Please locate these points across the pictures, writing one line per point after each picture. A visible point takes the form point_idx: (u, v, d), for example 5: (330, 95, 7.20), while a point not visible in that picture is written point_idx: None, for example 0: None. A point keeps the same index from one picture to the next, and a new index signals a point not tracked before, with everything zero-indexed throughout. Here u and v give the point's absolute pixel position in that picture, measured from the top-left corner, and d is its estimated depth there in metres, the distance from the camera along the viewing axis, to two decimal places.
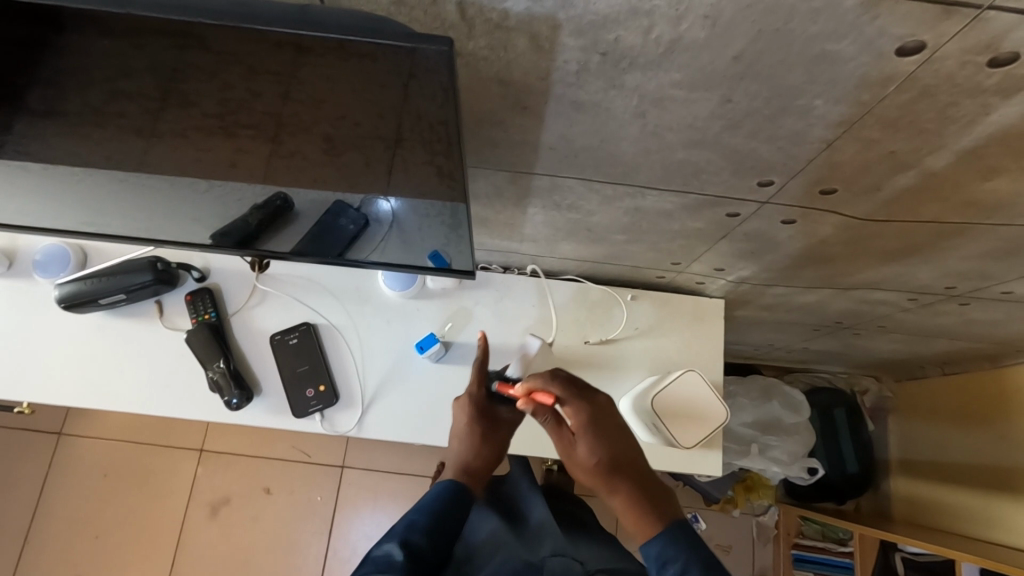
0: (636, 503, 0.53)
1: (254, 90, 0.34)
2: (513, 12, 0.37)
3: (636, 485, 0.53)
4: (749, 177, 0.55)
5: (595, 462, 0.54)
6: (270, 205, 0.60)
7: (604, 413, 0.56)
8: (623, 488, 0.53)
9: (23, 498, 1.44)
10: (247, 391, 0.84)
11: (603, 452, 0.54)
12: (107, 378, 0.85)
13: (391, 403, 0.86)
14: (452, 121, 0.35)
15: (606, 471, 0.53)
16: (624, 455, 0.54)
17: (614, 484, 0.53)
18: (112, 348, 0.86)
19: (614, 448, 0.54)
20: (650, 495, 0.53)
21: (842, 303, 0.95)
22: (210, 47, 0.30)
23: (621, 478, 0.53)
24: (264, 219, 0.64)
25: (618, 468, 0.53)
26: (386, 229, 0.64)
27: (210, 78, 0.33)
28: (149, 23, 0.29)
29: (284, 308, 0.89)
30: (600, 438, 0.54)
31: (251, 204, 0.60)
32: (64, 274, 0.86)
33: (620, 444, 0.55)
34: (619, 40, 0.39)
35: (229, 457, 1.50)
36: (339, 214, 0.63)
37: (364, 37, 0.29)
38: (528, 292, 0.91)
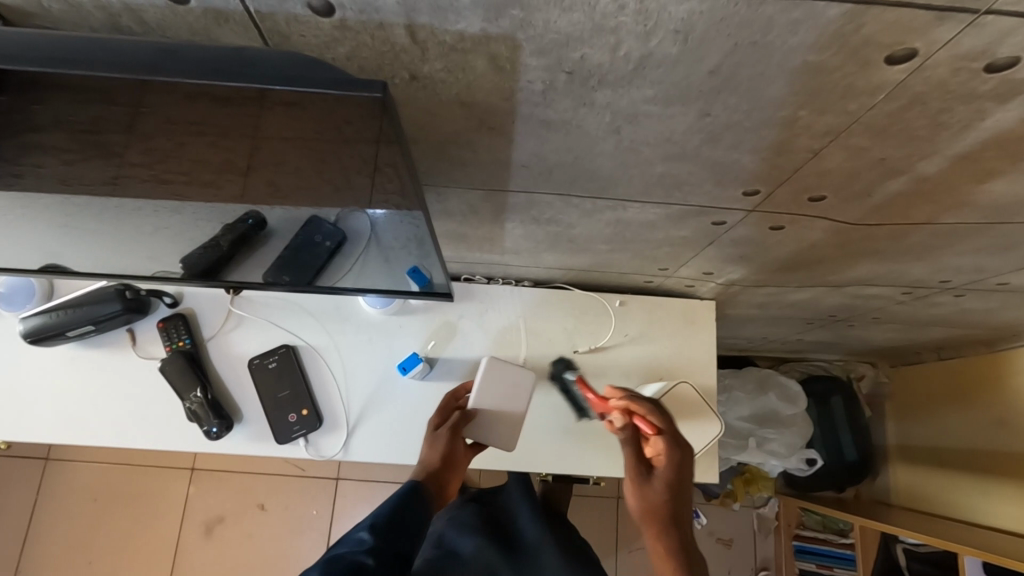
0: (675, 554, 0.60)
1: (181, 135, 0.32)
2: (468, 33, 0.34)
3: (680, 535, 0.61)
4: (734, 187, 0.52)
5: (660, 501, 0.63)
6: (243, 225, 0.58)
7: (685, 478, 0.65)
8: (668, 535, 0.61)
9: (13, 526, 1.41)
10: (227, 420, 0.81)
11: (665, 496, 0.63)
12: (81, 412, 0.82)
13: (377, 424, 0.83)
14: (400, 156, 0.33)
15: (666, 516, 0.62)
16: (677, 514, 0.63)
17: (667, 528, 0.61)
18: (84, 381, 0.83)
19: (675, 499, 0.63)
20: (689, 553, 0.60)
21: (835, 298, 0.93)
22: (126, 99, 0.29)
23: (673, 527, 0.61)
24: (236, 242, 0.61)
25: (672, 520, 0.62)
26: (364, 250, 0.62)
27: (131, 126, 0.31)
28: (56, 78, 0.27)
29: (262, 331, 0.86)
30: (672, 485, 0.64)
31: (223, 225, 0.58)
32: (29, 306, 0.83)
33: (681, 493, 0.64)
34: (585, 59, 0.36)
35: (222, 475, 1.47)
36: (313, 232, 0.58)
37: (290, 85, 0.27)
38: (514, 302, 0.88)
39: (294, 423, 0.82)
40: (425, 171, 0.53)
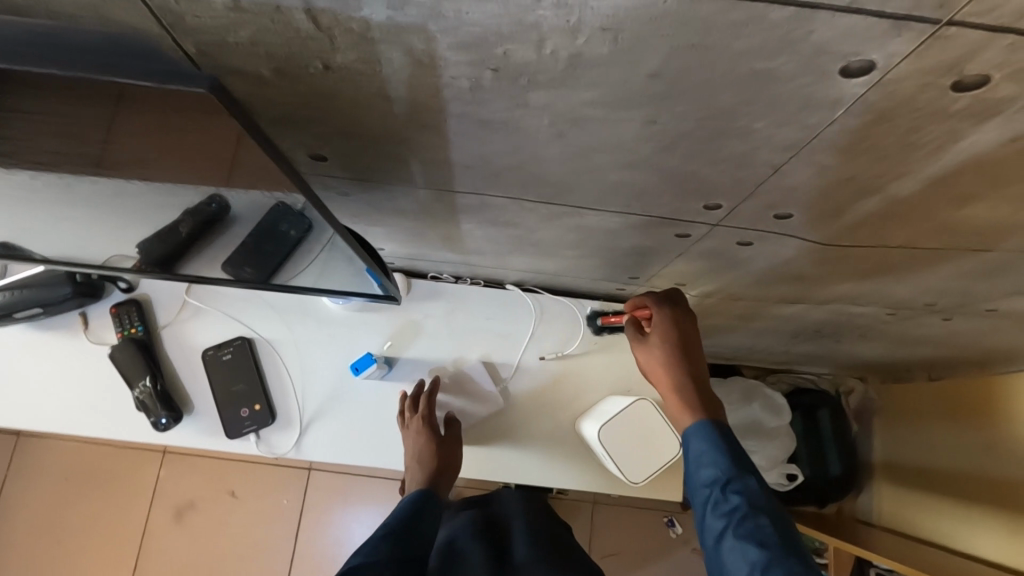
0: (687, 401, 0.58)
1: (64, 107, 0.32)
2: (376, 22, 0.30)
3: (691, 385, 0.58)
4: (694, 200, 0.48)
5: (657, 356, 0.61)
6: (205, 210, 0.51)
7: (685, 330, 0.61)
8: (677, 387, 0.58)
9: None
10: (176, 411, 0.79)
11: (663, 351, 0.60)
12: (27, 396, 0.80)
13: (331, 424, 0.81)
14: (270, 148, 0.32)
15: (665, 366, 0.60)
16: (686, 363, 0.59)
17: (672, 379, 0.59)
18: (32, 364, 0.81)
19: (675, 349, 0.60)
20: (702, 399, 0.57)
21: (818, 314, 0.89)
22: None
23: (676, 376, 0.59)
24: (197, 229, 0.55)
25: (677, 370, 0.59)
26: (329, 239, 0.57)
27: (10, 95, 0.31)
28: None
29: (219, 322, 0.83)
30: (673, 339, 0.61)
31: (182, 210, 0.51)
32: None
33: (684, 346, 0.60)
34: (509, 55, 0.32)
35: (194, 459, 1.45)
36: (283, 221, 0.52)
37: (111, 78, 0.26)
38: (480, 304, 0.85)
39: (246, 420, 0.80)
40: (365, 166, 0.49)
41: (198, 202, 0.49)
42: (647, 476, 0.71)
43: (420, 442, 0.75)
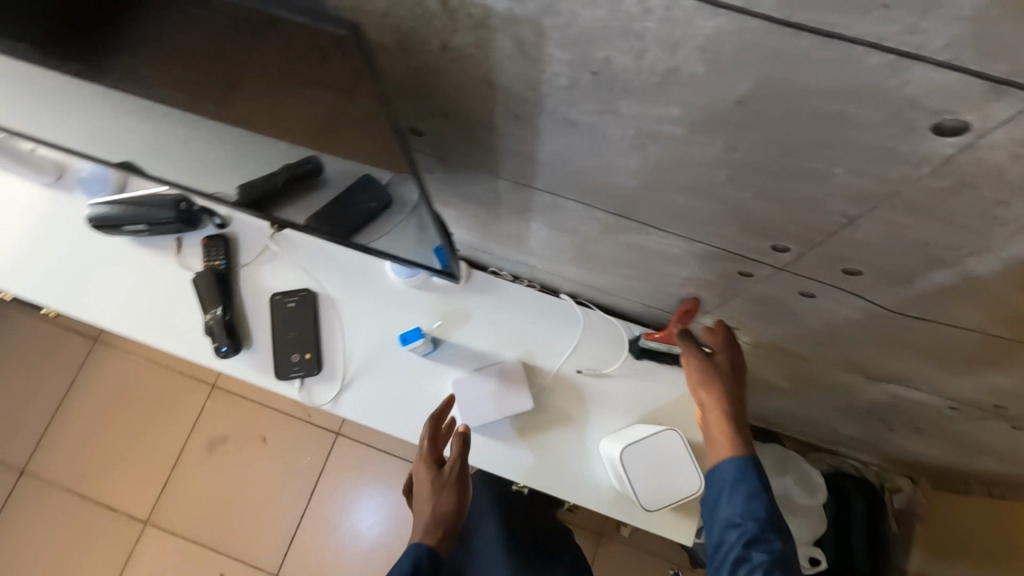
0: (735, 429, 0.65)
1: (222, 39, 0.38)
2: (496, 10, 0.34)
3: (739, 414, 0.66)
4: (761, 238, 0.49)
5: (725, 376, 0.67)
6: (301, 167, 0.58)
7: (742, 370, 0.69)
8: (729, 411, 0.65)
9: (55, 390, 1.56)
10: (236, 342, 0.86)
11: (728, 379, 0.67)
12: (115, 300, 0.88)
13: (369, 388, 0.85)
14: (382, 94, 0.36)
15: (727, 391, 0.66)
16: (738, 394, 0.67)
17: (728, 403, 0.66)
18: (125, 274, 0.89)
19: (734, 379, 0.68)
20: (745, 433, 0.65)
21: (872, 392, 0.85)
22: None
23: (731, 403, 0.66)
24: (292, 181, 0.62)
25: (734, 387, 0.67)
26: (404, 217, 0.62)
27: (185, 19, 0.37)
28: None
29: (291, 271, 0.89)
30: (734, 363, 0.69)
31: (282, 164, 0.58)
32: (101, 194, 0.91)
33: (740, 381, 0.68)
34: (610, 60, 0.34)
35: (237, 399, 1.55)
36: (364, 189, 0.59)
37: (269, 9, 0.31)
38: (531, 306, 0.87)
39: (295, 363, 0.85)
40: (454, 147, 0.53)
41: (298, 159, 0.56)
42: (663, 504, 0.71)
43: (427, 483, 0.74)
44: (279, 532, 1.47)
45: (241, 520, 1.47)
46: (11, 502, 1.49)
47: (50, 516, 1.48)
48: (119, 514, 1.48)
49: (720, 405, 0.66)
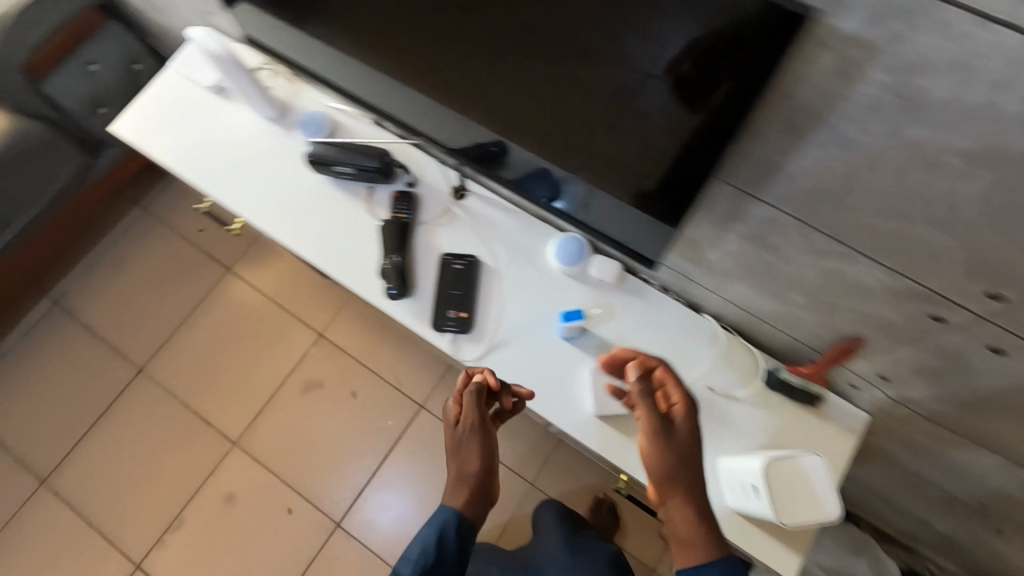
0: (694, 512, 0.71)
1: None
2: (844, 32, 0.43)
3: (696, 491, 0.72)
4: (979, 282, 0.53)
5: (682, 452, 0.73)
6: (486, 149, 0.81)
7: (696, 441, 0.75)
8: (682, 491, 0.72)
9: (183, 304, 1.72)
10: (405, 288, 0.95)
11: (682, 454, 0.73)
12: (307, 228, 0.99)
13: (512, 356, 0.92)
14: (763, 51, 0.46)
15: (681, 468, 0.73)
16: (694, 470, 0.73)
17: (683, 480, 0.72)
18: (320, 208, 1.00)
19: (689, 454, 0.74)
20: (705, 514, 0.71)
21: (1000, 483, 0.85)
22: None
23: (685, 480, 0.72)
24: (478, 156, 0.84)
25: (689, 462, 0.73)
26: (573, 203, 0.79)
27: None
28: None
29: (463, 237, 0.98)
30: (692, 429, 0.75)
31: (475, 142, 0.81)
32: (315, 135, 1.04)
33: (694, 455, 0.74)
34: (924, 89, 0.43)
35: (338, 351, 1.66)
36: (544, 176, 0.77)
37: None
38: (675, 319, 0.92)
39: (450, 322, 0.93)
40: None
41: (487, 141, 0.79)
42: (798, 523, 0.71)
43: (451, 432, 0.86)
44: (348, 485, 1.54)
45: (318, 464, 1.56)
46: (126, 393, 1.63)
47: (154, 414, 1.61)
48: (213, 428, 1.59)
49: (676, 482, 0.72)
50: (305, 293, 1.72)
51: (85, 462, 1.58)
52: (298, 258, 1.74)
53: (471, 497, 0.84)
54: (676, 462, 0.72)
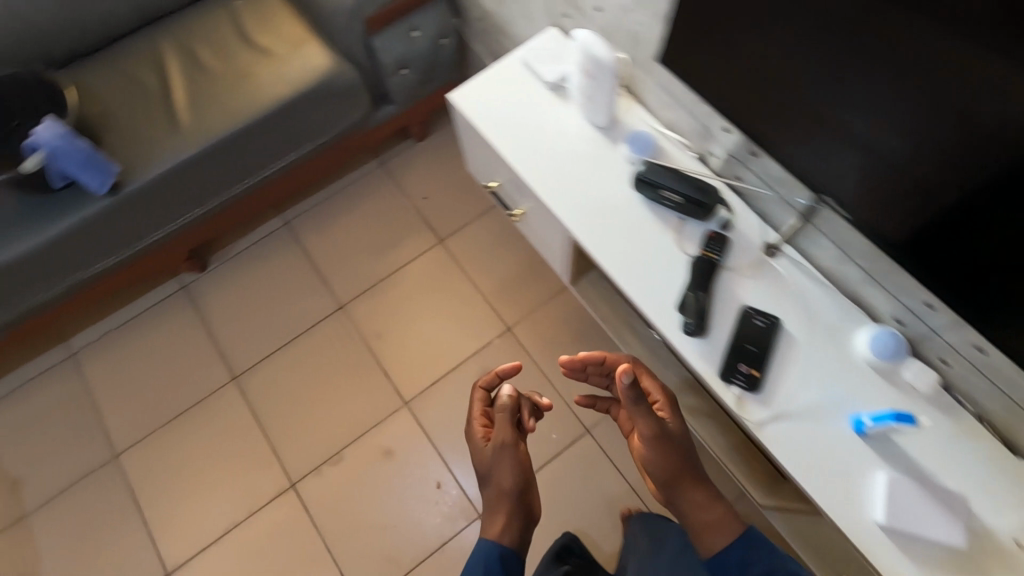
0: (705, 502, 0.96)
1: None
2: None
3: (691, 477, 0.98)
4: None
5: (673, 452, 0.98)
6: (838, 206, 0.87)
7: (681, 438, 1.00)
8: (686, 482, 0.97)
9: (392, 260, 1.82)
10: (700, 327, 0.93)
11: (670, 454, 0.98)
12: (613, 241, 1.01)
13: (799, 432, 0.89)
14: None
15: (678, 465, 0.97)
16: (685, 463, 0.98)
17: (681, 471, 0.97)
18: (630, 225, 1.02)
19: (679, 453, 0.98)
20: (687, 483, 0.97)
21: None
22: None
23: (684, 471, 0.97)
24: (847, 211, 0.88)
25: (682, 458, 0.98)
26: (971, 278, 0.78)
27: None
28: None
29: (768, 295, 0.96)
30: (677, 424, 1.01)
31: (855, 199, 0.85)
32: (639, 154, 1.06)
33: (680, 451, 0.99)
34: None
35: (519, 350, 1.69)
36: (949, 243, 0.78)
37: None
38: (987, 453, 0.86)
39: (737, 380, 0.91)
40: None
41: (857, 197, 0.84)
42: None
43: (494, 459, 1.03)
44: None
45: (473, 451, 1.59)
46: (322, 324, 1.75)
47: (341, 351, 1.71)
48: (390, 382, 1.67)
49: (680, 473, 0.97)
50: (503, 285, 1.77)
51: (272, 374, 1.69)
52: (505, 252, 1.80)
53: (518, 510, 1.01)
54: (672, 463, 0.97)
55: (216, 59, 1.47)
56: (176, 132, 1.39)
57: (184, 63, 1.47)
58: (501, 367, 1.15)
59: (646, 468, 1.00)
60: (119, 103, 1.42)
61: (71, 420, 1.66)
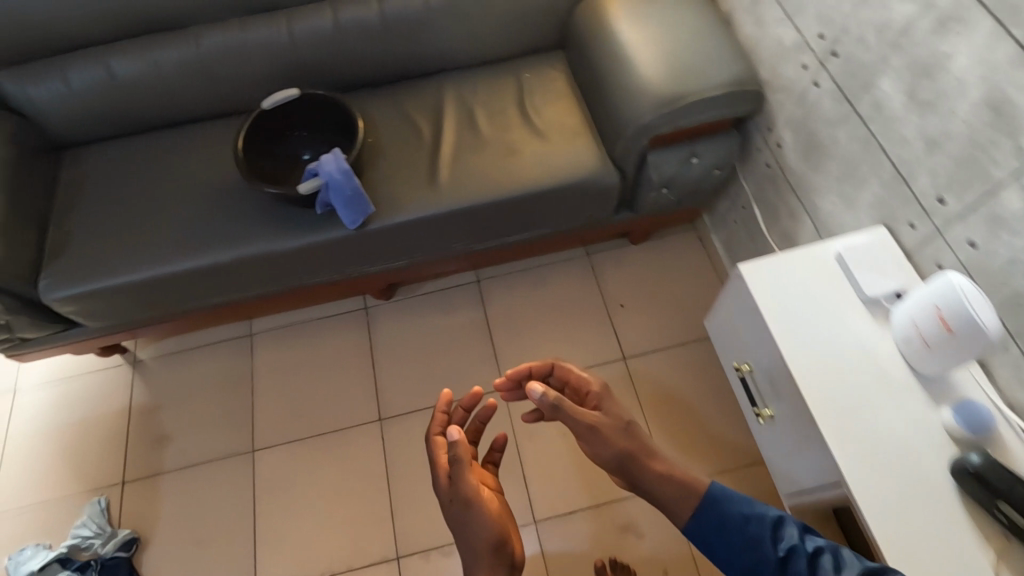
0: (657, 476, 0.86)
1: None
2: None
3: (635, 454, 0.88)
4: None
5: (619, 447, 0.89)
6: None
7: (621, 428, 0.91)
8: (638, 461, 0.88)
9: (569, 358, 1.71)
10: None
11: (621, 448, 0.89)
12: (903, 527, 0.82)
13: None
14: None
15: (630, 457, 0.88)
16: (630, 451, 0.89)
17: (636, 455, 0.88)
18: (930, 517, 0.82)
19: (624, 442, 0.90)
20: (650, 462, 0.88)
21: None
22: None
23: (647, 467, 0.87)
24: None
25: (616, 426, 0.91)
26: None
27: None
28: None
29: None
30: (616, 416, 0.93)
31: None
32: (968, 431, 0.86)
33: (619, 438, 0.90)
34: None
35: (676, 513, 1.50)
36: None
37: None
38: None
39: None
40: None
41: None
42: None
43: (456, 510, 0.95)
44: None
45: None
46: (478, 398, 1.68)
47: (488, 439, 1.61)
48: (526, 492, 1.53)
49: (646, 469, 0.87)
50: (677, 430, 1.60)
51: (417, 429, 1.65)
52: (690, 396, 1.64)
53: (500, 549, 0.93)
54: (619, 455, 0.88)
55: (491, 127, 1.46)
56: (431, 190, 1.38)
57: (460, 121, 1.47)
58: (438, 404, 1.11)
59: (598, 460, 0.91)
60: (391, 143, 1.45)
61: (229, 398, 1.72)
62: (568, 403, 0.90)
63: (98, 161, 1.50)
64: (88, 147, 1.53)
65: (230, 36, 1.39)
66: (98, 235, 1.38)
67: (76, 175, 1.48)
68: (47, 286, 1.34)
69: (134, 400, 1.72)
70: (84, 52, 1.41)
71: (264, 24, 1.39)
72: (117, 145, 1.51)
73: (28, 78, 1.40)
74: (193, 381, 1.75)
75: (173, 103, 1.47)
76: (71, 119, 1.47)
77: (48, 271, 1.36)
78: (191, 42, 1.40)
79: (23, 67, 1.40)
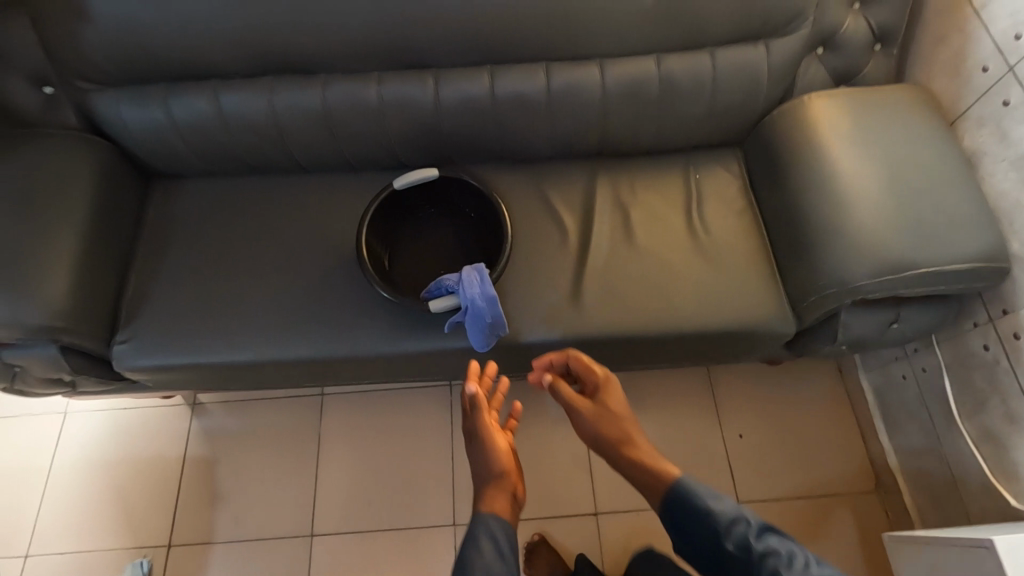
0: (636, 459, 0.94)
1: None
2: None
3: (618, 433, 0.96)
4: None
5: (605, 422, 0.97)
6: None
7: (614, 414, 0.98)
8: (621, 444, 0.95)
9: None
10: None
11: (610, 426, 0.97)
12: None
13: None
14: None
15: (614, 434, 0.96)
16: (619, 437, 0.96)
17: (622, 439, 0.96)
18: None
19: (611, 422, 0.97)
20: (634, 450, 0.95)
21: None
22: None
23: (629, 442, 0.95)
24: None
25: (606, 405, 0.99)
26: None
27: None
28: None
29: None
30: (609, 398, 1.00)
31: None
32: None
33: (608, 422, 0.97)
34: None
35: None
36: None
37: None
38: None
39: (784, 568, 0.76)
40: None
41: None
42: None
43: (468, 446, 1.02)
44: None
45: None
46: (563, 522, 1.44)
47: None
48: None
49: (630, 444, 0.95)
50: None
51: None
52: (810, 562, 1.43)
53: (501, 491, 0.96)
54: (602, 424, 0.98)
55: (650, 238, 1.22)
56: (573, 312, 1.16)
57: (613, 226, 1.24)
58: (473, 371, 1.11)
59: (590, 445, 1.00)
60: (529, 240, 1.23)
61: (289, 468, 1.55)
62: (563, 385, 1.02)
63: (190, 201, 1.30)
64: (181, 181, 1.33)
65: (365, 89, 1.16)
66: (187, 298, 1.22)
67: (164, 216, 1.29)
68: (123, 352, 1.18)
69: (188, 450, 1.57)
70: (191, 81, 1.19)
71: (406, 80, 1.16)
72: (213, 184, 1.32)
73: (126, 102, 1.20)
74: (251, 439, 1.58)
75: (284, 151, 1.26)
76: (166, 152, 1.26)
77: (125, 332, 1.19)
78: (316, 88, 1.17)
79: (121, 88, 1.20)
